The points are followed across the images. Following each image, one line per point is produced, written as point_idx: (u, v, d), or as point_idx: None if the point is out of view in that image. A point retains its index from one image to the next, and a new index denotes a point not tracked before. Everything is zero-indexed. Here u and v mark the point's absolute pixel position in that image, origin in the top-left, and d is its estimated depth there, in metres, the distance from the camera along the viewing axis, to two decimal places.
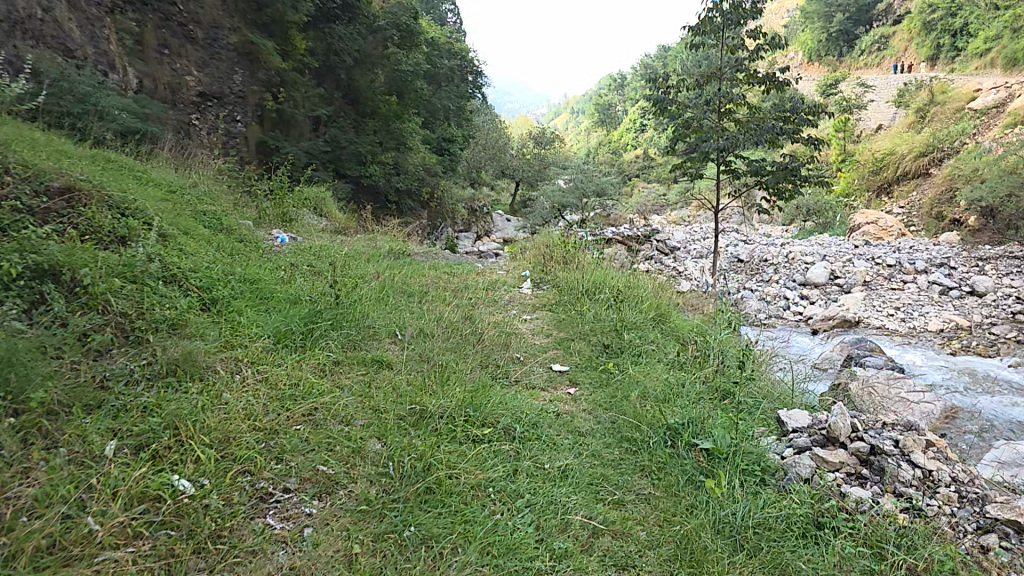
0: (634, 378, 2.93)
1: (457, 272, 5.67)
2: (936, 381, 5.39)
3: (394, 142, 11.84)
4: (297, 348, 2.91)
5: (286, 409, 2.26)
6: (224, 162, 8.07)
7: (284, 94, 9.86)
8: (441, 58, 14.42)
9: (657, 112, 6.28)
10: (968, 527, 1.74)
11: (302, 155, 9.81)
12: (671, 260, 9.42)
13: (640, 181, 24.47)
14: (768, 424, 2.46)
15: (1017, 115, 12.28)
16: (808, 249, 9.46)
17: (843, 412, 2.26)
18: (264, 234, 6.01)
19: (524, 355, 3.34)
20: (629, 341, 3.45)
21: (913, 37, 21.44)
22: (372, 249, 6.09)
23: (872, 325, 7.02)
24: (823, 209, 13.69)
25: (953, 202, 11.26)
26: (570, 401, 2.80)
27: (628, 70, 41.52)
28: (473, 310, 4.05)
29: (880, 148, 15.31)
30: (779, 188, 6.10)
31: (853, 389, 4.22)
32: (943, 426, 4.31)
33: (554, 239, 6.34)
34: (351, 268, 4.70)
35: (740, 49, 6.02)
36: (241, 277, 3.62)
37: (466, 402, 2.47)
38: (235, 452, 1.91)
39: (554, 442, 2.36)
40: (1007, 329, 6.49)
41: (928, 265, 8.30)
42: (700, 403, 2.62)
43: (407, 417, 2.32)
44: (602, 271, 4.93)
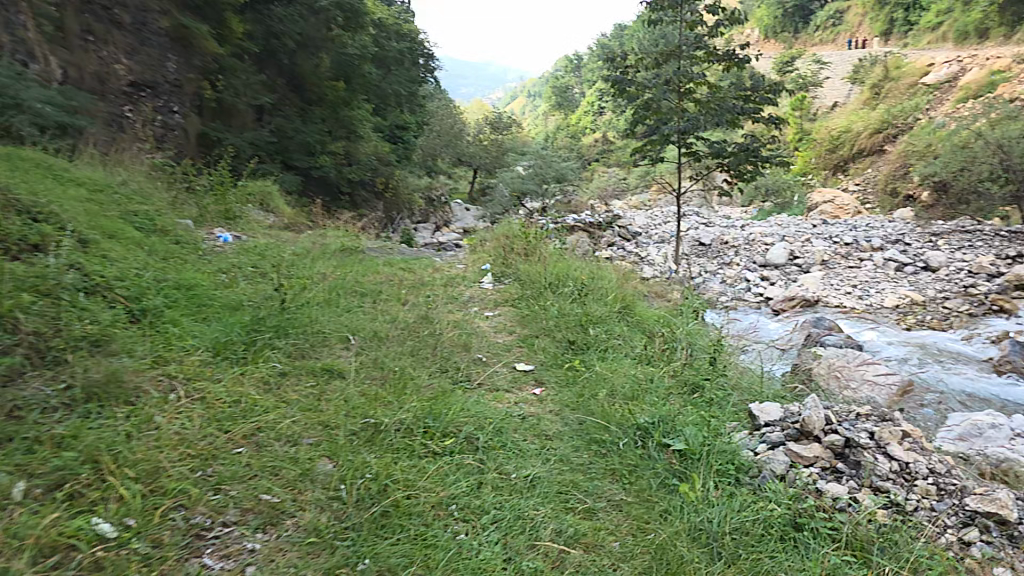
0: (599, 375, 2.84)
1: (415, 268, 5.49)
2: (897, 356, 5.44)
3: (343, 129, 11.62)
4: (239, 360, 2.79)
5: (224, 433, 2.13)
6: (161, 157, 7.74)
7: (222, 82, 9.52)
8: (389, 41, 14.10)
9: (616, 94, 6.19)
10: (948, 522, 1.66)
11: (246, 146, 9.61)
12: (633, 245, 9.42)
13: (600, 166, 24.46)
14: (740, 417, 2.35)
15: (968, 89, 12.56)
16: (767, 230, 9.56)
17: (815, 403, 2.15)
18: (205, 235, 5.74)
19: (485, 356, 3.22)
20: (595, 336, 3.34)
21: (867, 12, 21.77)
22: (323, 245, 5.88)
23: (832, 304, 7.10)
24: (782, 188, 13.88)
25: (907, 178, 11.57)
26: (536, 402, 2.69)
27: (585, 53, 41.42)
28: (430, 309, 3.90)
29: (835, 126, 15.56)
30: (741, 170, 6.07)
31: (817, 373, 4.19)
32: (903, 401, 4.34)
33: (515, 229, 6.20)
34: (302, 268, 4.51)
35: (699, 25, 5.94)
36: (175, 283, 3.44)
37: (423, 411, 2.33)
38: (166, 485, 1.77)
39: (519, 449, 2.23)
40: (960, 302, 6.62)
41: (883, 242, 8.43)
42: (669, 399, 2.52)
43: (361, 433, 2.18)
44: (566, 262, 4.82)
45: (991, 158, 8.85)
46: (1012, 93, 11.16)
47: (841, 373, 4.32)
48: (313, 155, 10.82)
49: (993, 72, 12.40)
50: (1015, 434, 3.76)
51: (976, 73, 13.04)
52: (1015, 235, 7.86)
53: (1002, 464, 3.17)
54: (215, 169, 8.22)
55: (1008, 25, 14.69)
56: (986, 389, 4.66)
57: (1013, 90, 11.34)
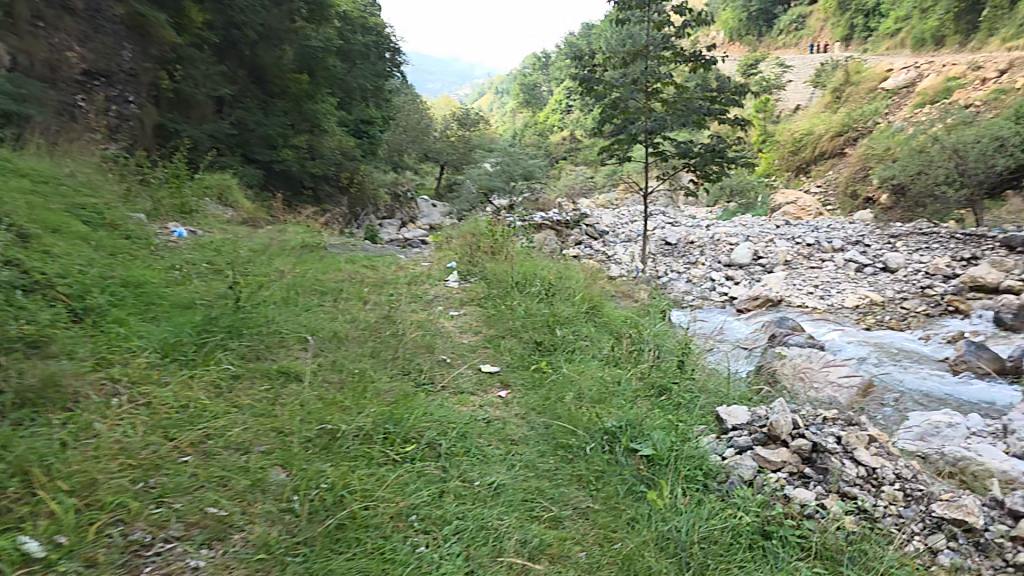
0: (566, 377, 2.78)
1: (379, 265, 5.37)
2: (857, 356, 5.52)
3: (307, 123, 11.28)
4: (189, 362, 2.66)
5: (170, 441, 2.01)
6: (115, 148, 7.43)
7: (180, 71, 9.12)
8: (354, 34, 13.86)
9: (584, 93, 6.15)
10: (915, 528, 1.64)
11: (205, 138, 9.40)
12: (600, 244, 9.43)
13: (568, 164, 24.52)
14: (708, 420, 2.32)
15: (925, 95, 12.91)
16: (732, 231, 9.67)
17: (783, 406, 2.12)
18: (158, 229, 5.50)
19: (449, 357, 3.14)
20: (562, 337, 3.29)
21: (829, 18, 22.27)
22: (284, 241, 5.71)
23: (794, 304, 7.21)
24: (747, 189, 14.11)
25: (866, 180, 11.85)
26: (501, 405, 2.63)
27: (554, 51, 41.50)
28: (393, 308, 3.80)
29: (798, 128, 15.87)
30: (708, 170, 6.10)
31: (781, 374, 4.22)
32: (863, 400, 4.41)
33: (481, 227, 6.12)
34: (259, 265, 4.36)
35: (666, 25, 5.93)
36: (123, 281, 3.28)
37: (383, 416, 2.24)
38: (104, 498, 1.65)
39: (483, 455, 2.16)
40: (917, 302, 6.77)
41: (844, 243, 8.60)
42: (636, 402, 2.48)
43: (317, 439, 2.08)
44: (533, 261, 4.76)
45: (947, 162, 9.09)
46: (966, 100, 11.51)
47: (802, 375, 4.38)
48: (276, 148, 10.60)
49: (948, 79, 12.78)
50: (970, 432, 3.84)
51: (932, 79, 13.42)
52: (969, 237, 8.10)
53: (959, 463, 3.22)
54: (171, 161, 7.95)
55: (962, 33, 15.17)
56: (943, 388, 4.76)
57: (967, 97, 11.70)
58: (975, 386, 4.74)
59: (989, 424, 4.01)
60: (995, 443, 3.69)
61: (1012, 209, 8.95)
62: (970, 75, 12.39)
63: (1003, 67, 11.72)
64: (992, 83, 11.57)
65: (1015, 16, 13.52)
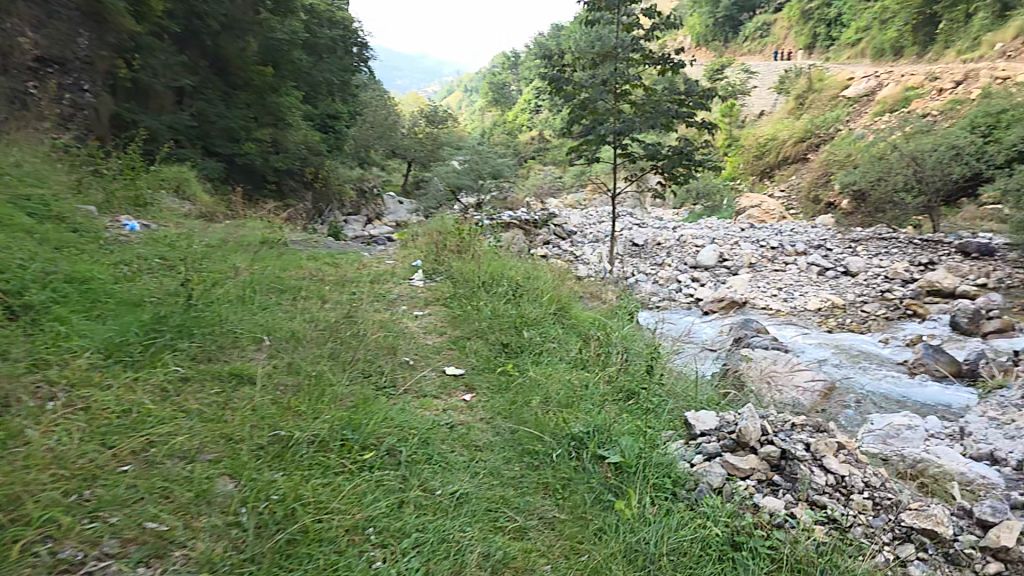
0: (533, 380, 2.71)
1: (342, 263, 5.22)
2: (819, 359, 5.60)
3: (270, 116, 11.00)
4: (135, 363, 2.51)
5: (108, 449, 1.87)
6: (66, 139, 7.10)
7: (139, 61, 8.79)
8: (320, 28, 13.60)
9: (553, 92, 6.10)
10: (884, 538, 1.62)
11: (164, 130, 9.10)
12: (568, 244, 9.41)
13: (536, 163, 24.53)
14: (676, 426, 2.28)
15: (884, 104, 13.25)
16: (698, 233, 9.76)
17: (752, 412, 2.08)
18: (109, 222, 5.25)
19: (413, 359, 3.04)
20: (529, 339, 3.21)
21: (793, 26, 22.73)
22: (243, 237, 5.52)
23: (758, 306, 7.29)
24: (713, 192, 14.30)
25: (828, 185, 12.10)
26: (466, 410, 2.55)
27: (523, 51, 41.53)
28: (355, 307, 3.68)
29: (762, 134, 16.16)
30: (675, 173, 6.10)
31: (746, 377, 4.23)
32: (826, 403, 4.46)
33: (448, 225, 6.02)
34: (215, 261, 4.19)
35: (635, 27, 5.91)
36: (66, 276, 3.10)
37: (342, 422, 2.14)
38: (31, 514, 1.51)
39: (446, 463, 2.08)
40: (876, 306, 6.91)
41: (806, 247, 8.74)
42: (605, 407, 2.42)
43: (270, 447, 1.97)
44: (500, 261, 4.68)
45: (905, 169, 9.31)
46: (924, 109, 11.84)
47: (767, 377, 4.40)
48: (237, 141, 10.32)
49: (906, 88, 13.11)
50: (929, 434, 3.91)
51: (891, 88, 13.76)
52: (926, 243, 8.31)
53: (918, 464, 3.26)
54: (126, 152, 7.64)
55: (920, 44, 15.63)
56: (902, 390, 4.84)
57: (924, 106, 12.03)
58: (933, 388, 4.83)
59: (946, 425, 4.09)
60: (953, 446, 3.75)
61: (966, 216, 9.34)
62: (927, 85, 12.74)
63: (959, 78, 12.07)
64: (949, 93, 11.91)
65: (970, 30, 13.97)
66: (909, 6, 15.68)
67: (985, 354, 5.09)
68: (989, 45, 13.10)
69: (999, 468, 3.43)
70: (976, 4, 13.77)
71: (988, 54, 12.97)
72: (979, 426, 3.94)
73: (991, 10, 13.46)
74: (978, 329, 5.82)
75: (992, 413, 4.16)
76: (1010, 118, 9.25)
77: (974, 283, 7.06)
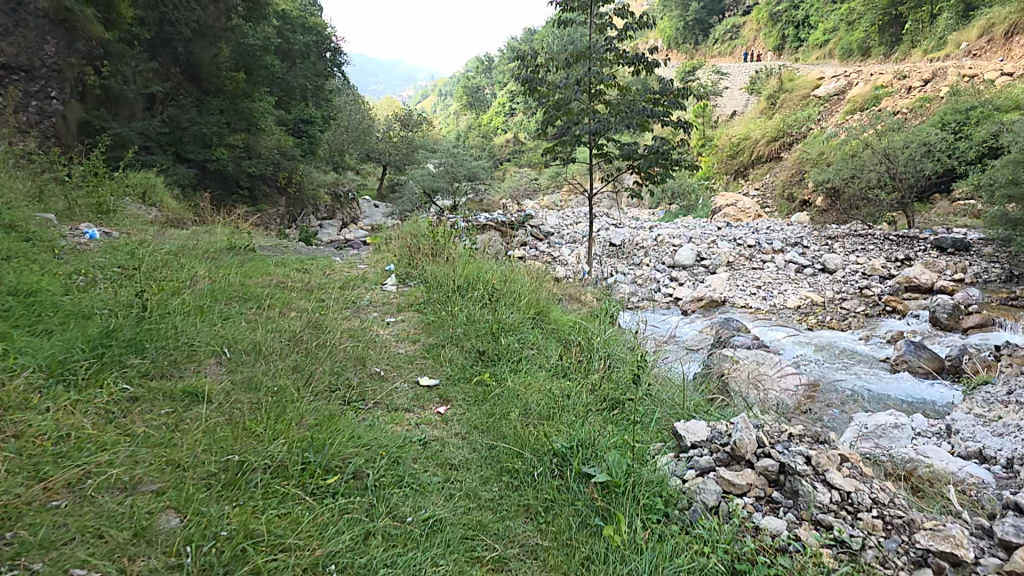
0: (511, 391, 2.54)
1: (311, 269, 5.01)
2: (799, 357, 5.54)
3: (243, 121, 10.58)
4: (79, 382, 2.30)
5: (37, 483, 1.65)
6: (26, 146, 6.79)
7: (109, 68, 8.53)
8: (293, 33, 13.40)
9: (527, 93, 5.97)
10: (899, 561, 1.49)
11: (135, 138, 8.84)
12: (545, 245, 9.28)
13: (512, 166, 24.43)
14: (665, 438, 2.13)
15: (855, 103, 13.37)
16: (674, 232, 9.70)
17: (745, 423, 1.95)
18: (67, 230, 4.97)
19: (384, 370, 2.86)
20: (507, 346, 3.04)
21: (761, 27, 22.94)
22: (209, 243, 5.30)
23: (738, 305, 7.23)
24: (688, 192, 14.33)
25: (802, 184, 12.18)
26: (440, 424, 2.38)
27: (496, 54, 41.48)
28: (323, 315, 3.50)
29: (735, 134, 16.27)
30: (651, 172, 5.97)
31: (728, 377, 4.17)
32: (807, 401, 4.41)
33: (423, 228, 5.84)
34: (176, 268, 3.96)
35: (609, 28, 5.80)
36: (9, 288, 2.86)
37: (303, 444, 1.96)
38: None
39: (418, 485, 1.91)
40: (856, 303, 6.87)
41: (783, 245, 8.73)
42: (588, 418, 2.27)
43: (223, 475, 1.79)
44: (475, 263, 4.50)
45: (878, 166, 9.30)
46: (893, 107, 11.93)
47: (747, 375, 4.36)
48: (210, 147, 9.90)
49: (875, 87, 13.21)
50: (916, 434, 3.83)
51: (861, 87, 13.86)
52: (902, 239, 8.34)
53: (907, 465, 3.17)
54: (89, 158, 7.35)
55: (887, 44, 15.83)
56: (886, 389, 4.78)
57: (894, 104, 12.13)
58: (918, 386, 4.77)
59: (932, 423, 4.02)
60: (941, 445, 3.68)
61: (941, 211, 9.41)
62: (896, 84, 12.85)
63: (926, 76, 12.18)
64: (917, 92, 12.00)
65: (935, 30, 14.17)
66: (875, 8, 15.90)
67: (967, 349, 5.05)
68: (954, 44, 13.27)
69: (989, 466, 3.33)
70: (941, 5, 13.99)
71: (953, 53, 13.15)
72: (966, 424, 3.87)
73: (955, 11, 13.65)
74: (958, 324, 5.80)
75: (977, 410, 4.10)
76: (979, 115, 9.34)
77: (951, 278, 7.06)
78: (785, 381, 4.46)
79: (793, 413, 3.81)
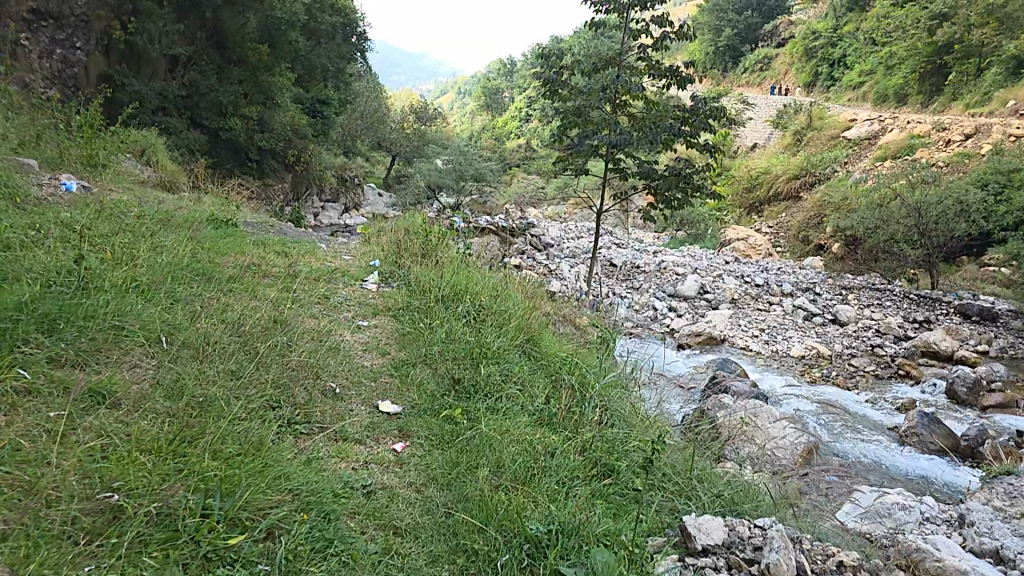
0: (485, 437, 2.11)
1: (290, 254, 4.59)
2: (798, 411, 5.18)
3: (262, 95, 10.12)
4: None
5: None
6: (33, 94, 6.53)
7: (135, 25, 8.31)
8: (323, 13, 12.82)
9: (548, 95, 5.48)
10: None
11: (152, 97, 8.56)
12: (544, 256, 8.84)
13: (521, 171, 24.09)
14: (666, 533, 1.79)
15: (886, 150, 12.99)
16: (680, 261, 9.32)
17: (784, 542, 1.67)
18: (44, 179, 4.47)
19: (340, 388, 2.41)
20: (486, 376, 2.60)
21: (794, 62, 22.59)
22: (190, 211, 4.86)
23: (736, 346, 6.87)
24: (697, 221, 13.91)
25: (819, 227, 11.90)
26: (392, 469, 1.97)
27: (520, 57, 41.06)
28: (288, 310, 3.03)
29: (754, 167, 15.98)
30: (670, 196, 5.49)
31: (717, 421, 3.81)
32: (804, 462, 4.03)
33: (417, 224, 5.42)
34: (141, 235, 3.46)
35: (644, 35, 5.31)
36: None
37: (207, 487, 1.45)
38: None
39: (348, 556, 1.48)
40: (865, 361, 6.48)
41: (793, 289, 8.37)
42: (575, 498, 1.82)
43: (88, 523, 1.27)
44: (466, 272, 4.04)
45: (906, 219, 8.92)
46: (929, 158, 11.51)
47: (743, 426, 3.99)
48: (224, 115, 9.63)
49: (912, 136, 12.83)
50: (925, 518, 3.42)
51: (896, 134, 13.45)
52: (923, 299, 7.98)
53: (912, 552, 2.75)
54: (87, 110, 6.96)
55: (926, 94, 15.39)
56: (884, 458, 4.45)
57: (930, 155, 11.71)
58: (913, 458, 4.47)
59: (943, 508, 3.62)
60: (953, 537, 3.24)
61: (967, 275, 8.98)
62: (934, 134, 12.45)
63: (968, 131, 11.75)
64: (956, 146, 11.60)
65: (981, 84, 13.65)
66: (917, 55, 15.31)
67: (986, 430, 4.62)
68: (1000, 102, 12.82)
69: (1005, 569, 2.87)
70: (990, 59, 13.48)
71: (999, 110, 12.68)
72: (983, 517, 3.45)
73: (1005, 66, 13.08)
74: (977, 401, 5.42)
75: (996, 502, 3.67)
76: (1022, 180, 9.01)
77: (973, 349, 6.68)
78: (783, 440, 4.09)
79: (789, 475, 3.44)
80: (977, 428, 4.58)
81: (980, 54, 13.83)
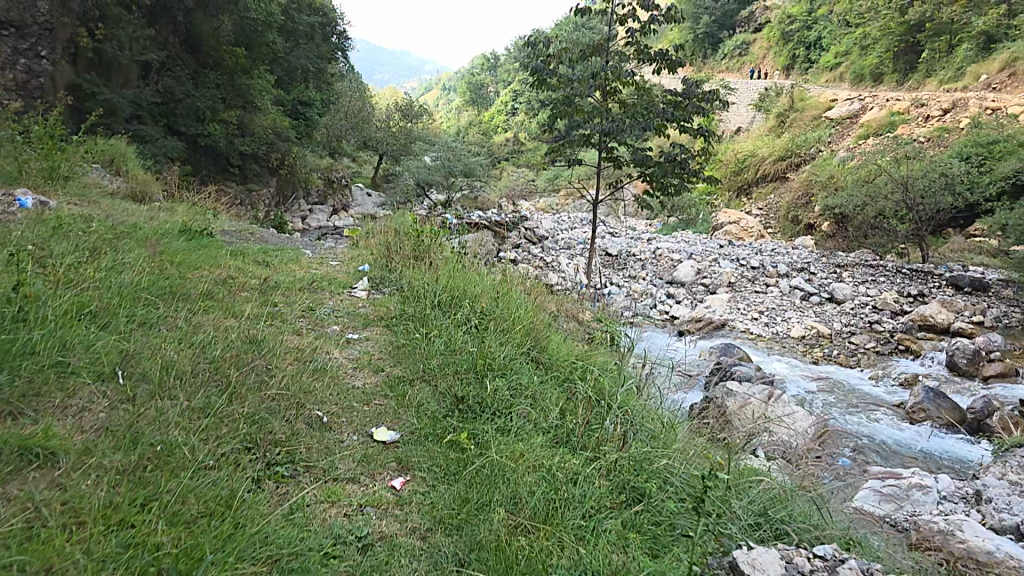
0: (495, 465, 1.85)
1: (270, 263, 4.30)
2: (804, 395, 4.95)
3: (240, 98, 9.81)
4: None
5: None
6: None
7: (103, 31, 7.94)
8: (299, 13, 12.33)
9: (534, 87, 5.17)
10: None
11: (125, 104, 8.31)
12: (539, 249, 8.56)
13: (508, 165, 23.75)
14: (715, 569, 1.53)
15: (868, 127, 12.70)
16: (676, 246, 9.08)
17: None
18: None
19: (329, 416, 2.15)
20: (493, 393, 2.34)
21: (772, 45, 22.32)
22: (159, 223, 4.54)
23: (737, 329, 6.65)
24: (689, 207, 13.68)
25: (808, 206, 11.65)
26: (392, 512, 1.70)
27: (503, 50, 40.61)
28: (265, 327, 2.74)
29: (741, 150, 15.75)
30: (665, 183, 5.20)
31: (721, 412, 3.60)
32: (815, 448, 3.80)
33: (406, 225, 5.11)
34: (103, 253, 3.14)
35: (633, 19, 4.99)
36: None
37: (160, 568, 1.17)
38: None
39: None
40: (865, 338, 6.22)
41: (791, 268, 8.14)
42: (606, 539, 1.55)
43: None
44: (462, 273, 3.76)
45: (894, 193, 8.64)
46: (909, 135, 11.27)
47: (747, 411, 3.79)
48: (203, 121, 9.28)
49: (892, 113, 12.60)
50: (942, 498, 3.13)
51: (875, 113, 13.18)
52: (916, 273, 7.76)
53: (934, 538, 2.48)
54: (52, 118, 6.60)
55: (900, 72, 15.08)
56: (896, 438, 4.18)
57: (910, 132, 11.47)
58: (927, 435, 4.20)
59: (959, 485, 3.34)
60: (971, 515, 2.99)
61: (954, 246, 8.79)
62: (914, 111, 12.23)
63: (946, 106, 11.48)
64: (936, 121, 11.33)
65: (954, 60, 13.43)
66: (890, 33, 15.07)
67: (993, 402, 4.36)
68: (972, 76, 12.56)
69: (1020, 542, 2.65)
70: (961, 35, 13.28)
71: (971, 85, 12.45)
72: (1001, 492, 3.20)
73: (975, 42, 12.91)
74: (978, 371, 5.19)
75: (1012, 476, 3.39)
76: (1001, 151, 8.62)
77: (969, 320, 6.43)
78: (790, 427, 3.87)
79: (804, 460, 3.23)
80: (982, 400, 4.35)
81: (951, 31, 13.59)
